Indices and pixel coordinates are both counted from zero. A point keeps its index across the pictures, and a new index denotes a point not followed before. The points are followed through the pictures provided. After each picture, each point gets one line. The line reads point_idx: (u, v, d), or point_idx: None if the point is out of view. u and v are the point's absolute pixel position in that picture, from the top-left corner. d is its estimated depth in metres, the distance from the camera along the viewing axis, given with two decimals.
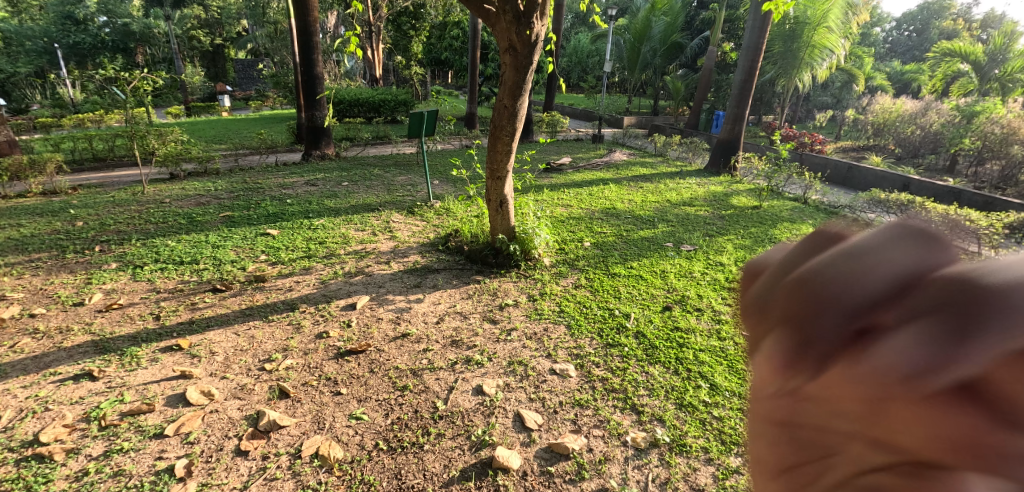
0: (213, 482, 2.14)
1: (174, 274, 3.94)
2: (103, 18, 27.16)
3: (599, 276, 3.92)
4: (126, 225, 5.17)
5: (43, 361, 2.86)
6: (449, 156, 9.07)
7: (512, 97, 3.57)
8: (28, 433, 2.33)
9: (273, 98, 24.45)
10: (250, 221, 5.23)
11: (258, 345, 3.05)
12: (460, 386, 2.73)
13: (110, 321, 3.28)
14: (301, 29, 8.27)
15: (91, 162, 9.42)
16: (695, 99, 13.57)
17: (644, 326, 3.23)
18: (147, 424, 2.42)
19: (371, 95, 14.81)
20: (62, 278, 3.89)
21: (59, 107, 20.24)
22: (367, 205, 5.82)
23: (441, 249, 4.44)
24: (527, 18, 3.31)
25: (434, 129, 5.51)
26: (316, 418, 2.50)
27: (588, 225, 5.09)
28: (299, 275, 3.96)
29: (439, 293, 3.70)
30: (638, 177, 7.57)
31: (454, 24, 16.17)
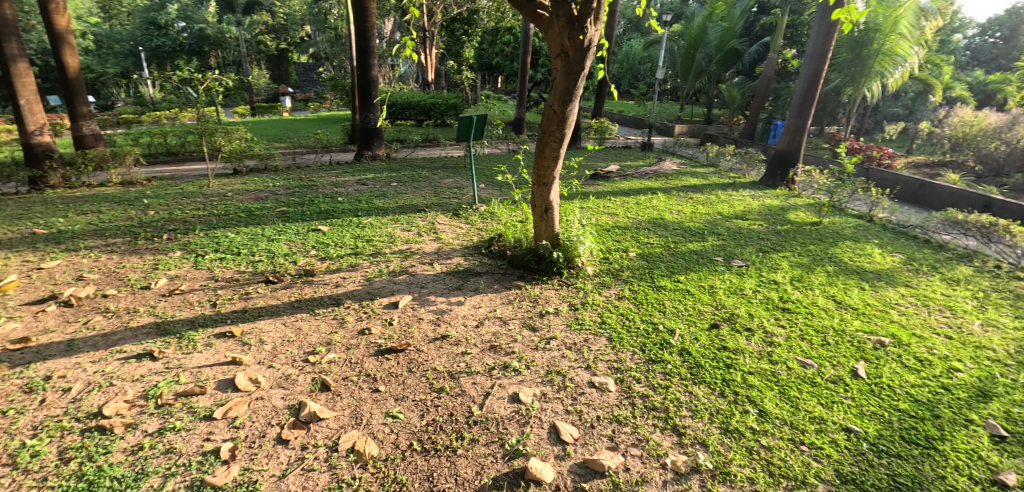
0: (255, 467, 2.20)
1: (231, 264, 4.12)
2: (181, 24, 29.20)
3: (643, 289, 3.80)
4: (192, 216, 5.46)
5: (111, 339, 3.04)
6: (497, 160, 9.12)
7: (561, 102, 3.51)
8: (93, 406, 2.48)
9: (331, 100, 25.40)
10: (303, 217, 5.42)
11: (304, 337, 3.13)
12: (497, 392, 2.70)
13: (172, 305, 3.45)
14: (360, 33, 8.53)
15: (164, 156, 10.06)
16: (752, 108, 13.05)
17: (690, 344, 3.09)
18: (198, 405, 2.52)
19: (423, 99, 15.12)
20: (133, 262, 4.14)
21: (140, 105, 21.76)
22: (414, 206, 5.91)
23: (484, 253, 4.44)
24: (580, 23, 3.23)
25: (482, 133, 5.53)
26: (354, 413, 2.53)
27: (633, 235, 4.96)
28: (346, 271, 4.06)
29: (480, 296, 3.68)
30: (689, 187, 7.34)
31: (506, 29, 16.27)
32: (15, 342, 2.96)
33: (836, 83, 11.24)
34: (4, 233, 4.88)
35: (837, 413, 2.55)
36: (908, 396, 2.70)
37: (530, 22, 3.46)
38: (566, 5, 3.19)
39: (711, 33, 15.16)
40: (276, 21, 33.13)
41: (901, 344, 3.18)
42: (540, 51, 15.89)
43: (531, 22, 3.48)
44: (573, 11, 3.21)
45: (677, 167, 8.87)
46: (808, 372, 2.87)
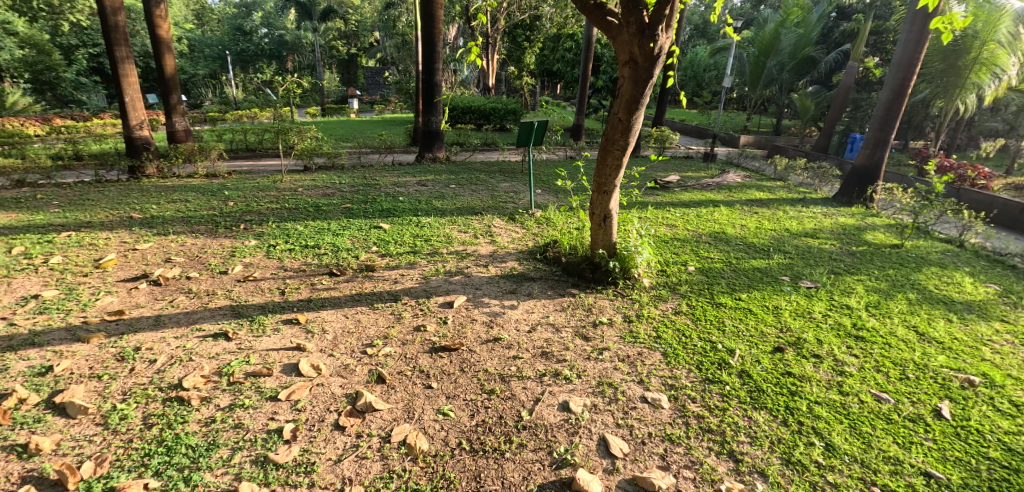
0: (314, 450, 2.30)
1: (299, 255, 4.34)
2: (264, 31, 31.57)
3: (702, 305, 3.67)
4: (266, 208, 5.81)
5: (191, 318, 3.27)
6: (555, 167, 9.11)
7: (627, 110, 3.45)
8: (174, 378, 2.68)
9: (395, 102, 26.32)
10: (366, 214, 5.63)
11: (363, 329, 3.25)
12: (546, 398, 2.68)
13: (245, 290, 3.68)
14: (427, 38, 8.77)
15: (243, 152, 10.79)
16: (828, 120, 12.34)
17: (750, 366, 2.95)
18: (264, 386, 2.67)
19: (484, 103, 15.38)
20: (214, 248, 4.45)
21: (226, 106, 23.41)
22: (471, 208, 6.00)
23: (539, 258, 4.43)
24: (652, 31, 3.16)
25: (541, 139, 5.54)
26: (407, 407, 2.59)
27: (693, 249, 4.80)
28: (404, 268, 4.18)
29: (533, 301, 3.68)
30: (754, 201, 7.04)
31: (568, 36, 16.25)
32: (111, 314, 3.25)
33: (926, 94, 10.42)
34: (106, 216, 5.38)
35: (916, 456, 2.36)
36: (1000, 444, 2.45)
37: (599, 30, 3.44)
38: (637, 12, 3.14)
39: (784, 40, 14.59)
40: (348, 27, 34.74)
41: (993, 385, 2.89)
42: (602, 57, 15.77)
43: (600, 30, 3.46)
44: (645, 18, 3.15)
45: (741, 179, 8.52)
46: (883, 407, 2.66)
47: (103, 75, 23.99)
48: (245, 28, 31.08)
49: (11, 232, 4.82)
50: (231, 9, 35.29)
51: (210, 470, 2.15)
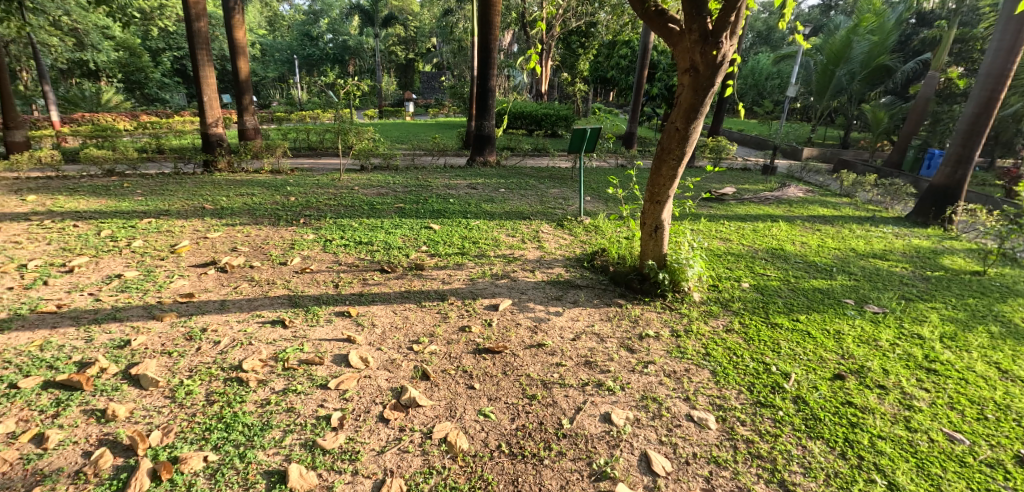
0: (358, 439, 2.36)
1: (353, 251, 4.49)
2: (329, 36, 33.06)
3: (755, 324, 3.52)
4: (325, 205, 6.06)
5: (253, 304, 3.46)
6: (606, 174, 9.03)
7: (685, 119, 3.35)
8: (235, 360, 2.83)
9: (450, 107, 26.88)
10: (418, 214, 5.77)
11: (410, 326, 3.32)
12: (588, 408, 2.65)
13: (302, 282, 3.85)
14: (483, 44, 8.90)
15: (305, 151, 11.32)
16: (903, 134, 11.58)
17: (807, 392, 2.80)
18: (316, 374, 2.77)
19: (536, 109, 15.45)
20: (276, 240, 4.69)
21: (291, 107, 24.63)
22: (520, 213, 6.02)
23: (586, 266, 4.39)
24: (715, 38, 3.07)
25: (594, 147, 5.49)
26: (449, 406, 2.62)
27: (748, 265, 4.62)
28: (452, 268, 4.24)
29: (578, 309, 3.65)
30: (817, 217, 6.71)
31: (624, 43, 16.07)
32: (182, 296, 3.49)
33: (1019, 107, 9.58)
34: (182, 206, 5.78)
35: None
36: None
37: (660, 37, 3.41)
38: (701, 19, 3.08)
39: (857, 48, 13.83)
40: (408, 33, 35.85)
41: None
42: (658, 64, 15.50)
43: (661, 37, 3.42)
44: (708, 25, 3.08)
45: (803, 194, 8.13)
46: (956, 448, 2.46)
47: (185, 76, 25.86)
48: (312, 33, 32.68)
49: (100, 216, 5.26)
50: (301, 15, 37.24)
51: (262, 449, 2.25)
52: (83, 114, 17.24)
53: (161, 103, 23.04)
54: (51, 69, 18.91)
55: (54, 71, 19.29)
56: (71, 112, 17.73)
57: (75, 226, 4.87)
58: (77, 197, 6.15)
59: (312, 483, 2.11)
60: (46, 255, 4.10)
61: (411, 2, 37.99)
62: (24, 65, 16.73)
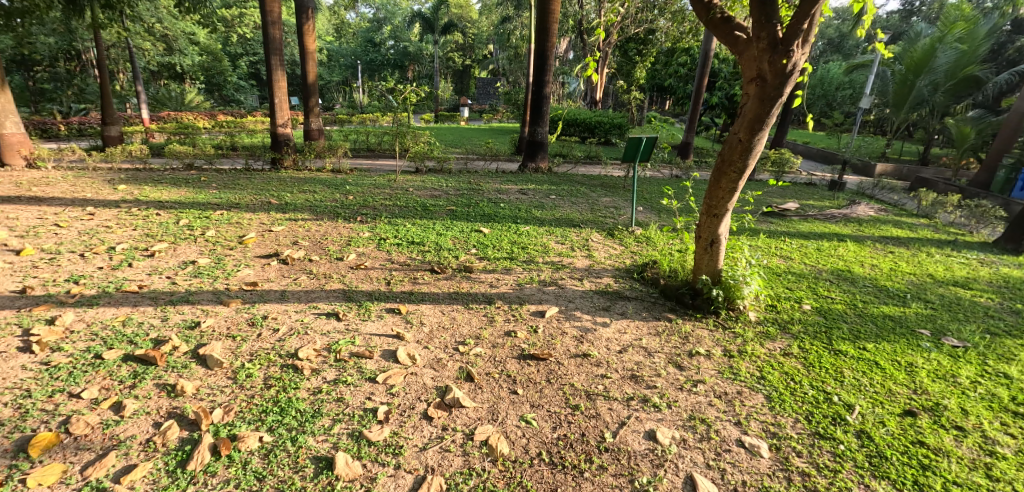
0: (402, 434, 2.41)
1: (406, 250, 4.60)
2: (391, 42, 34.34)
3: (816, 349, 3.32)
4: (380, 204, 6.25)
5: (310, 296, 3.61)
6: (660, 184, 8.85)
7: (748, 131, 3.21)
8: (291, 348, 2.95)
9: (504, 113, 27.23)
10: (468, 217, 5.84)
11: (458, 327, 3.36)
12: (632, 424, 2.58)
13: (357, 277, 3.98)
14: (540, 50, 8.93)
15: (364, 152, 11.75)
16: (993, 152, 10.64)
17: (872, 427, 2.61)
18: (365, 367, 2.86)
19: (590, 117, 15.36)
20: (333, 236, 4.87)
21: (354, 110, 25.72)
22: (570, 220, 5.98)
23: (636, 278, 4.30)
24: (785, 46, 2.93)
25: (648, 156, 5.38)
26: (492, 409, 2.63)
27: (811, 286, 4.38)
28: (500, 273, 4.27)
29: (626, 321, 3.58)
30: (888, 239, 6.29)
31: (684, 50, 15.72)
32: (247, 285, 3.68)
33: None
34: (250, 200, 6.14)
35: None
36: None
37: (726, 46, 3.31)
38: (770, 27, 2.96)
39: (941, 58, 12.90)
40: (465, 40, 36.63)
41: None
42: (719, 73, 15.06)
43: (727, 45, 3.32)
44: (778, 33, 2.97)
45: (874, 212, 7.64)
46: None
47: (258, 80, 27.58)
48: (375, 39, 34.00)
49: (179, 206, 5.66)
50: (365, 23, 38.82)
51: (313, 435, 2.34)
52: (169, 112, 18.72)
53: (236, 104, 24.86)
54: (144, 71, 20.68)
55: (146, 72, 21.10)
56: (159, 110, 19.31)
57: (158, 215, 5.27)
58: (160, 188, 6.66)
59: (357, 473, 2.17)
60: (131, 240, 4.44)
61: (471, 9, 38.74)
62: (121, 67, 18.38)
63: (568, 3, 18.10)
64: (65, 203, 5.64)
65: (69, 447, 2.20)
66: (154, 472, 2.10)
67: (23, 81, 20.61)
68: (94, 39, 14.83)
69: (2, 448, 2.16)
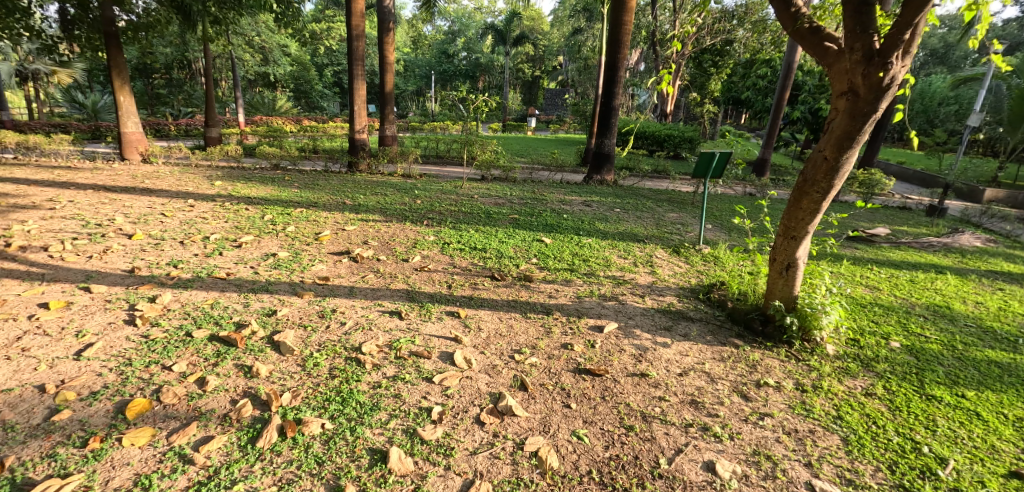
0: (455, 437, 2.44)
1: (469, 256, 4.69)
2: (464, 53, 35.51)
3: (904, 392, 3.03)
4: (446, 209, 6.42)
5: (375, 294, 3.76)
6: (732, 202, 8.47)
7: (836, 148, 3.01)
8: (355, 342, 3.08)
9: (571, 124, 27.28)
10: (531, 226, 5.87)
11: (514, 336, 3.37)
12: (690, 452, 2.47)
13: (420, 279, 4.10)
14: (611, 62, 8.85)
15: (434, 159, 12.14)
16: None
17: (969, 487, 2.34)
18: (423, 367, 2.93)
19: (659, 130, 15.01)
20: (401, 238, 5.06)
21: (426, 118, 26.74)
22: (634, 235, 5.85)
23: (701, 299, 4.13)
24: (883, 58, 2.73)
25: (721, 173, 5.16)
26: (544, 421, 2.61)
27: (901, 322, 4.01)
28: (560, 284, 4.24)
29: (688, 343, 3.44)
30: (995, 273, 5.66)
31: (763, 62, 15.02)
32: (320, 279, 3.89)
33: None
34: (327, 199, 6.52)
35: None
36: None
37: (814, 58, 3.13)
38: (866, 37, 2.77)
39: None
40: (536, 51, 37.18)
41: None
42: (802, 86, 14.26)
43: (815, 57, 3.13)
44: (875, 44, 2.76)
45: (981, 243, 6.89)
46: None
47: (341, 89, 29.29)
48: (449, 50, 35.16)
49: (265, 203, 6.10)
50: (440, 35, 40.27)
51: (370, 427, 2.42)
52: (261, 117, 20.32)
53: (320, 111, 26.56)
54: (242, 79, 22.56)
55: (244, 80, 23.05)
56: (254, 114, 21.01)
57: (247, 209, 5.70)
58: (250, 185, 7.21)
59: (409, 469, 2.22)
60: (223, 231, 4.83)
61: (542, 21, 39.31)
62: (223, 75, 20.20)
63: (641, 15, 17.87)
64: (171, 195, 6.23)
65: (158, 413, 2.41)
66: (229, 445, 2.26)
67: (143, 86, 23.10)
68: (203, 51, 16.41)
69: (104, 408, 2.40)
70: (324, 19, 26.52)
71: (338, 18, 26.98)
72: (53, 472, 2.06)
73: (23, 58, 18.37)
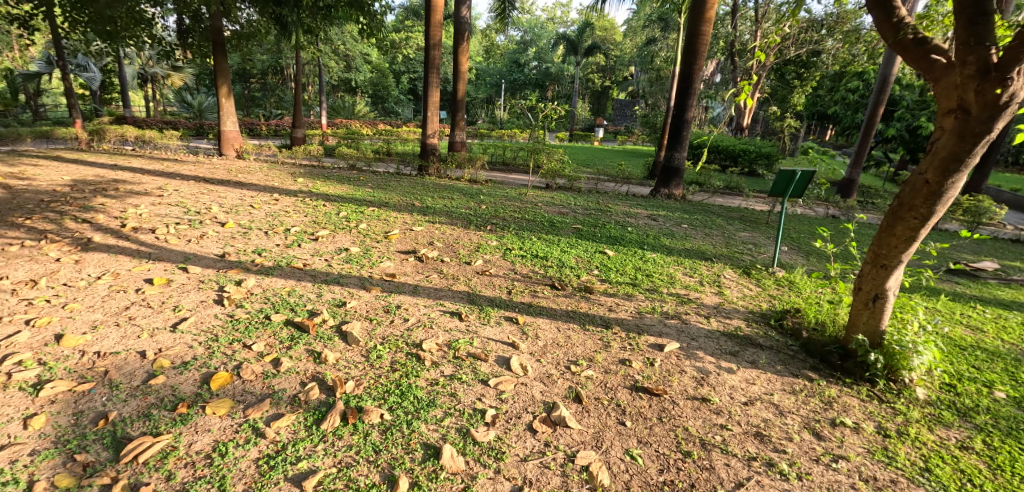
0: (506, 442, 2.45)
1: (530, 263, 4.71)
2: (534, 63, 35.95)
3: (1009, 450, 2.70)
4: (509, 215, 6.49)
5: (438, 294, 3.86)
6: (812, 224, 7.96)
7: (939, 171, 2.75)
8: (417, 339, 3.17)
9: (641, 136, 26.79)
10: (594, 237, 5.81)
11: (571, 346, 3.33)
12: (752, 488, 2.33)
13: (481, 282, 4.17)
14: (685, 74, 8.60)
15: (501, 166, 12.32)
16: None
17: None
18: (479, 369, 2.96)
19: (733, 145, 14.39)
20: (465, 241, 5.17)
21: (494, 125, 27.23)
22: (701, 253, 5.65)
23: (773, 325, 3.90)
24: (1001, 73, 2.47)
25: (802, 192, 4.86)
26: (597, 436, 2.56)
27: (1007, 370, 3.58)
28: (621, 298, 4.15)
29: (756, 371, 3.26)
30: None
31: (855, 75, 14.04)
32: (387, 275, 4.05)
33: None
34: (398, 200, 6.79)
35: None
36: None
37: (918, 71, 2.89)
38: (980, 50, 2.52)
39: None
40: (607, 61, 36.98)
41: None
42: (899, 102, 13.17)
43: (919, 70, 2.89)
44: (992, 57, 2.51)
45: None
46: None
47: (415, 95, 30.51)
48: (521, 60, 35.67)
49: (341, 200, 6.45)
50: (513, 45, 40.98)
51: (426, 423, 2.48)
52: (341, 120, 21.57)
53: (395, 116, 27.77)
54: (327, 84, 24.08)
55: (329, 86, 24.58)
56: (335, 117, 22.35)
57: (324, 205, 6.04)
58: (328, 183, 7.66)
59: (460, 467, 2.25)
60: (302, 225, 5.15)
61: (615, 32, 39.07)
62: (310, 79, 21.64)
63: (720, 24, 17.26)
64: (259, 189, 6.72)
65: (237, 387, 2.60)
66: (296, 424, 2.39)
67: (241, 90, 25.24)
68: (296, 59, 17.66)
69: (192, 377, 2.63)
70: (403, 29, 27.90)
71: (417, 27, 28.14)
72: (147, 431, 2.27)
73: (145, 62, 20.57)
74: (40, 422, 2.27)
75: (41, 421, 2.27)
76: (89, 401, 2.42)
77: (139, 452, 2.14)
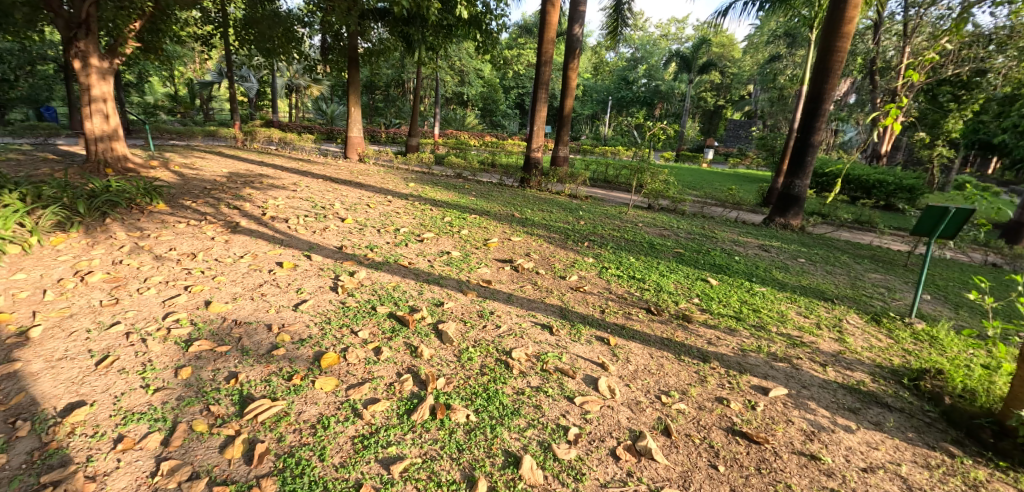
0: (586, 464, 2.37)
1: (626, 284, 4.57)
2: (644, 81, 35.33)
3: None
4: (608, 234, 6.36)
5: (531, 305, 3.87)
6: (964, 272, 6.87)
7: None
8: (507, 347, 3.20)
9: (756, 161, 25.11)
10: (696, 263, 5.52)
11: (664, 375, 3.16)
12: None
13: (574, 298, 4.12)
14: (813, 94, 7.95)
15: (602, 184, 12.18)
16: None
17: None
18: (566, 385, 2.91)
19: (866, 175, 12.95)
20: (561, 256, 5.14)
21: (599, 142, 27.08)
22: (820, 291, 5.12)
23: (906, 382, 3.39)
24: None
25: (956, 232, 4.20)
26: (685, 475, 2.40)
27: None
28: (723, 331, 3.87)
29: (880, 433, 2.86)
30: None
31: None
32: (483, 281, 4.15)
33: None
34: (499, 209, 6.96)
35: None
36: None
37: None
38: None
39: None
40: (723, 80, 35.24)
41: None
42: None
43: None
44: None
45: None
46: None
47: (523, 109, 31.29)
48: (630, 77, 35.12)
49: (445, 206, 6.74)
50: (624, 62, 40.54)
51: (508, 430, 2.48)
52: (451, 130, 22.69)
53: (502, 129, 28.75)
54: (442, 97, 25.55)
55: (443, 98, 26.06)
56: (447, 128, 23.58)
57: (431, 209, 6.36)
58: (436, 189, 8.07)
59: (538, 481, 2.23)
60: (410, 226, 5.45)
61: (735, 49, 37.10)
62: (427, 91, 23.09)
63: (859, 40, 15.65)
64: (375, 190, 7.25)
65: (342, 368, 2.79)
66: (389, 411, 2.51)
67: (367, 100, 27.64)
68: (416, 72, 18.89)
69: (306, 354, 2.87)
70: (516, 46, 28.82)
71: (530, 44, 28.95)
72: (266, 394, 2.52)
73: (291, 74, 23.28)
74: (187, 373, 2.61)
75: (188, 372, 2.61)
76: (224, 361, 2.74)
77: (258, 412, 2.38)
